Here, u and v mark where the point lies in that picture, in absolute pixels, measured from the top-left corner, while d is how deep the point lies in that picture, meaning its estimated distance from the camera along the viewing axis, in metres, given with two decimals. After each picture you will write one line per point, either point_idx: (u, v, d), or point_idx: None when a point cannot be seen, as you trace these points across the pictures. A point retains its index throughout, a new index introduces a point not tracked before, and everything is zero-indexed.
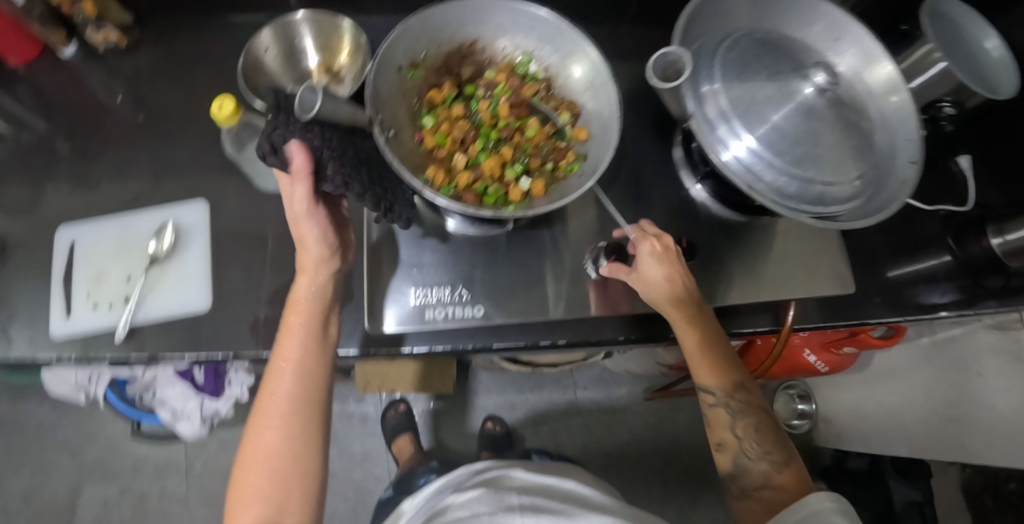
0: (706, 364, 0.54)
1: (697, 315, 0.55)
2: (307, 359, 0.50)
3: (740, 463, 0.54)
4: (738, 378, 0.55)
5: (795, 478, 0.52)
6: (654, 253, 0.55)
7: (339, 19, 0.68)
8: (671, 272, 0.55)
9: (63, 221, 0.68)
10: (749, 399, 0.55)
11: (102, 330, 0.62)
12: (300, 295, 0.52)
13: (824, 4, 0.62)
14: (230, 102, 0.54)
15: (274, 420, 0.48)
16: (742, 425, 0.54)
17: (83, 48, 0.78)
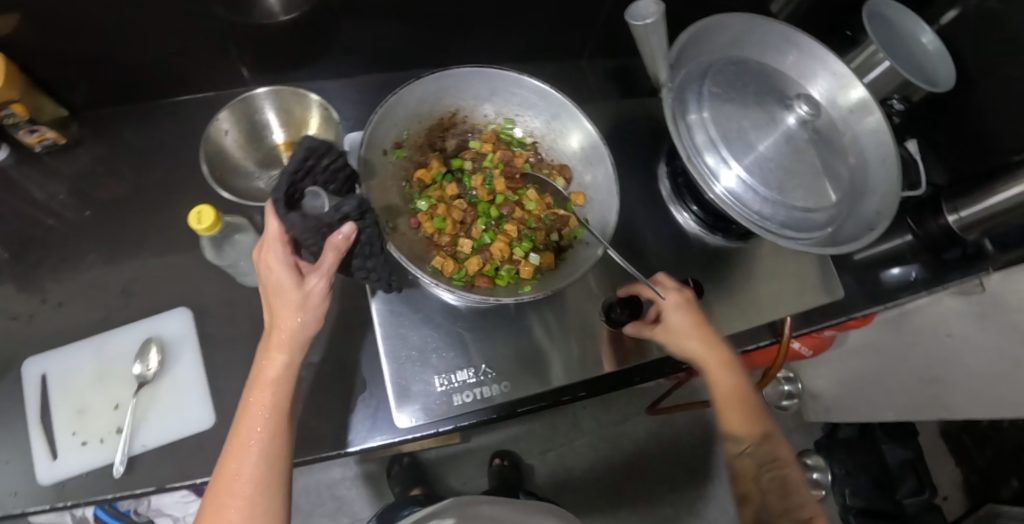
0: (739, 413, 0.57)
1: (726, 358, 0.57)
2: (276, 439, 0.45)
3: (762, 517, 0.55)
4: (760, 427, 0.58)
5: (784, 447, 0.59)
6: (688, 305, 0.57)
7: (306, 95, 0.63)
8: (704, 325, 0.57)
9: (27, 352, 0.62)
10: (772, 449, 0.58)
11: (97, 468, 0.56)
12: (268, 373, 0.46)
13: (799, 34, 0.65)
14: (210, 212, 0.48)
15: (235, 500, 0.42)
16: (772, 481, 0.57)
17: (14, 151, 0.70)
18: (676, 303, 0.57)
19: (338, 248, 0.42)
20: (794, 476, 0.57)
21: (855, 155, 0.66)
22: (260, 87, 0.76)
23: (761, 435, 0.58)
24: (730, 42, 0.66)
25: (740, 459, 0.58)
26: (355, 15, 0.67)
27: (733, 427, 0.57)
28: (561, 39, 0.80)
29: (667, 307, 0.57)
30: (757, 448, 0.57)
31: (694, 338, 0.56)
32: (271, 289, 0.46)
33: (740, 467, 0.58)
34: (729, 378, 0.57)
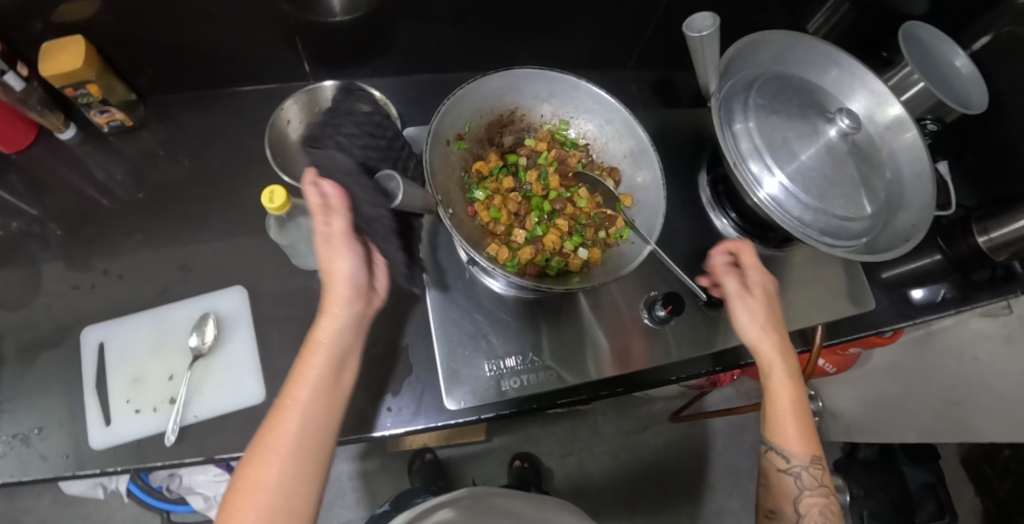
0: (794, 419, 0.56)
1: (795, 367, 0.57)
2: (320, 402, 0.45)
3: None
4: (814, 445, 0.56)
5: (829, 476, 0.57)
6: (762, 300, 0.58)
7: (370, 91, 0.66)
8: (776, 326, 0.58)
9: (87, 322, 0.65)
10: (823, 474, 0.56)
11: (149, 435, 0.59)
12: (320, 337, 0.46)
13: (842, 53, 0.68)
14: (281, 192, 0.50)
15: (273, 459, 0.42)
16: (813, 509, 0.55)
17: (81, 131, 0.73)
18: (750, 288, 0.59)
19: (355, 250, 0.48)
20: (832, 508, 0.55)
21: (892, 168, 0.68)
22: (316, 82, 0.80)
23: (812, 457, 0.56)
24: (775, 57, 0.69)
25: (785, 476, 0.56)
26: (412, 16, 0.70)
27: (780, 439, 0.56)
28: (604, 48, 0.83)
29: (731, 286, 0.59)
30: (806, 468, 0.55)
31: (767, 336, 0.57)
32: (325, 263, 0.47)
33: (782, 484, 0.56)
34: (791, 386, 0.56)
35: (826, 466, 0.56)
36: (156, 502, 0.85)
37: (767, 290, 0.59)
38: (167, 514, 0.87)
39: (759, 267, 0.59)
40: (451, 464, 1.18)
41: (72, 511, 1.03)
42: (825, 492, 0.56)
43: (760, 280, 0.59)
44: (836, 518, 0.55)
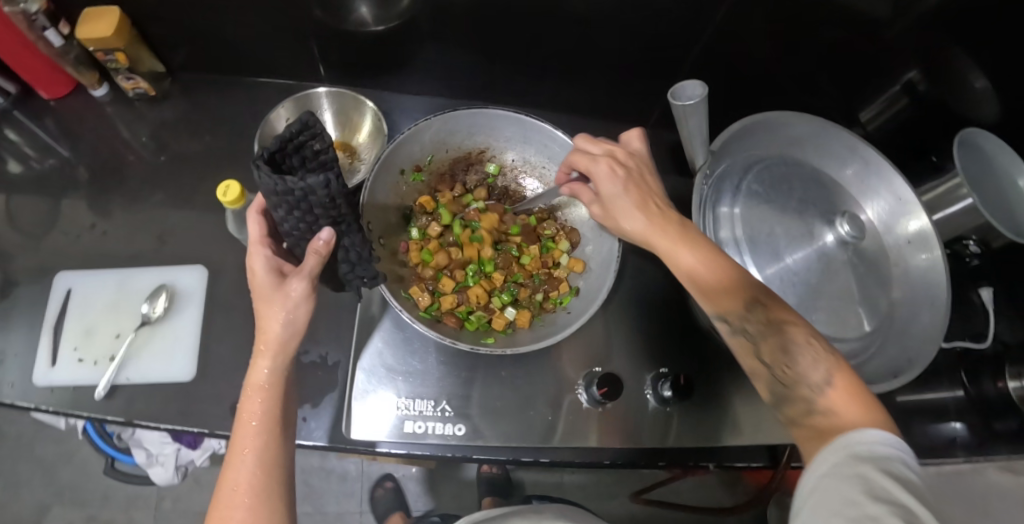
0: (704, 285, 0.46)
1: (682, 230, 0.48)
2: (269, 442, 0.45)
3: (779, 394, 0.43)
4: (750, 293, 0.45)
5: (783, 309, 0.44)
6: (615, 174, 0.49)
7: (363, 102, 0.67)
8: (623, 167, 0.50)
9: (68, 267, 0.69)
10: (769, 315, 0.44)
11: (82, 386, 0.61)
12: (256, 379, 0.47)
13: (865, 148, 0.60)
14: (236, 188, 0.51)
15: (237, 510, 0.41)
16: (776, 352, 0.43)
17: (114, 91, 0.79)
18: (605, 170, 0.50)
19: (317, 251, 0.45)
20: (804, 339, 0.42)
21: (902, 288, 0.59)
22: (334, 86, 0.81)
23: (748, 306, 0.44)
24: (792, 141, 0.63)
25: (733, 338, 0.46)
26: (430, 38, 0.71)
27: (711, 302, 0.46)
28: (626, 101, 0.81)
29: (592, 171, 0.50)
30: (750, 319, 0.44)
31: (632, 214, 0.49)
32: (256, 292, 0.48)
33: (737, 345, 0.46)
34: (698, 260, 0.46)
35: (777, 302, 0.44)
36: (105, 446, 0.88)
37: (620, 157, 0.51)
38: (112, 461, 0.90)
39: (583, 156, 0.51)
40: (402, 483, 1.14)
41: (46, 433, 1.09)
42: (784, 326, 0.43)
43: (595, 155, 0.51)
44: (810, 348, 0.42)
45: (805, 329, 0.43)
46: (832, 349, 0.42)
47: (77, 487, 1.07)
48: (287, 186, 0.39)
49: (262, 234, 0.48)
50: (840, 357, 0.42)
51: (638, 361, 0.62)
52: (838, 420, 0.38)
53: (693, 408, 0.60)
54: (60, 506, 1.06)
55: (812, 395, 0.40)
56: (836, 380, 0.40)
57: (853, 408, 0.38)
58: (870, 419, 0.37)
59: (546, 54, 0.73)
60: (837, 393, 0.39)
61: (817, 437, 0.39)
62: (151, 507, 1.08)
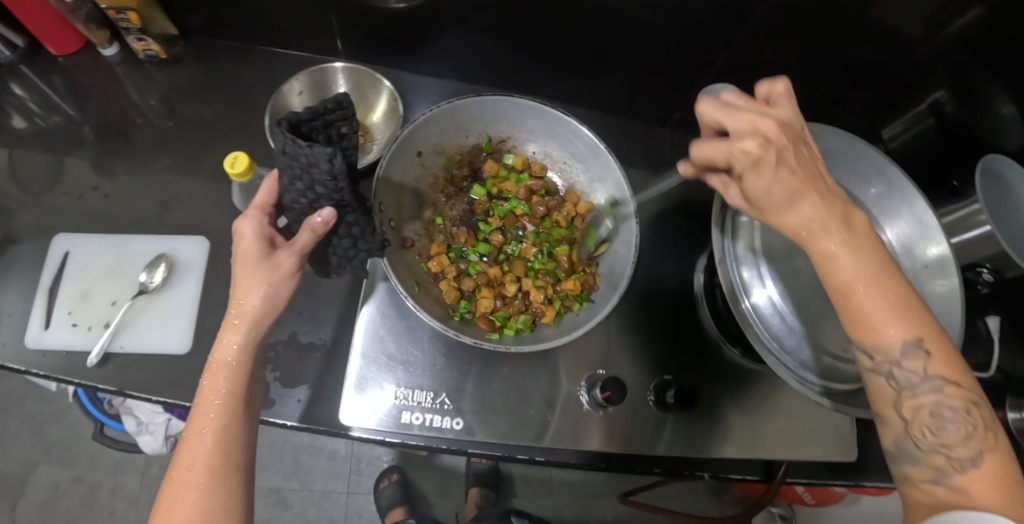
0: (880, 315, 0.40)
1: (828, 195, 0.40)
2: (231, 423, 0.43)
3: (906, 450, 0.41)
4: (928, 338, 0.40)
5: (947, 358, 0.40)
6: (772, 154, 0.37)
7: (381, 81, 0.65)
8: (782, 149, 0.37)
9: (67, 228, 0.68)
10: (962, 399, 0.40)
11: (74, 351, 0.60)
12: (222, 355, 0.44)
13: (890, 167, 0.58)
14: (243, 159, 0.50)
15: (189, 492, 0.39)
16: (922, 411, 0.41)
17: (125, 51, 0.76)
18: (759, 155, 0.37)
19: (313, 229, 0.44)
20: (962, 405, 0.40)
21: None
22: (351, 62, 0.79)
23: (901, 354, 0.40)
24: (817, 154, 0.61)
25: (876, 377, 0.42)
26: (453, 20, 0.68)
27: (861, 331, 0.41)
28: (648, 98, 0.79)
29: (751, 179, 0.38)
30: (904, 363, 0.40)
31: (793, 210, 0.39)
32: (237, 258, 0.44)
33: (874, 386, 0.43)
34: (852, 251, 0.40)
35: (947, 351, 0.40)
36: (96, 412, 0.87)
37: (778, 125, 0.38)
38: (103, 427, 0.89)
39: (717, 145, 0.39)
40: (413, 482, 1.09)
41: (39, 392, 1.08)
42: (944, 385, 0.40)
43: (738, 136, 0.38)
44: (967, 418, 0.39)
45: (969, 394, 0.40)
46: (989, 416, 0.40)
47: (67, 447, 1.07)
48: (295, 151, 0.40)
49: (266, 200, 0.45)
50: (995, 429, 0.40)
51: (642, 367, 0.61)
52: (964, 502, 0.37)
53: (690, 417, 0.59)
54: (48, 465, 1.06)
55: (949, 469, 0.39)
56: (985, 460, 0.38)
57: (991, 491, 0.37)
58: (1008, 508, 0.36)
59: (570, 46, 0.70)
60: (979, 477, 0.38)
61: (931, 506, 0.39)
62: (139, 473, 1.07)
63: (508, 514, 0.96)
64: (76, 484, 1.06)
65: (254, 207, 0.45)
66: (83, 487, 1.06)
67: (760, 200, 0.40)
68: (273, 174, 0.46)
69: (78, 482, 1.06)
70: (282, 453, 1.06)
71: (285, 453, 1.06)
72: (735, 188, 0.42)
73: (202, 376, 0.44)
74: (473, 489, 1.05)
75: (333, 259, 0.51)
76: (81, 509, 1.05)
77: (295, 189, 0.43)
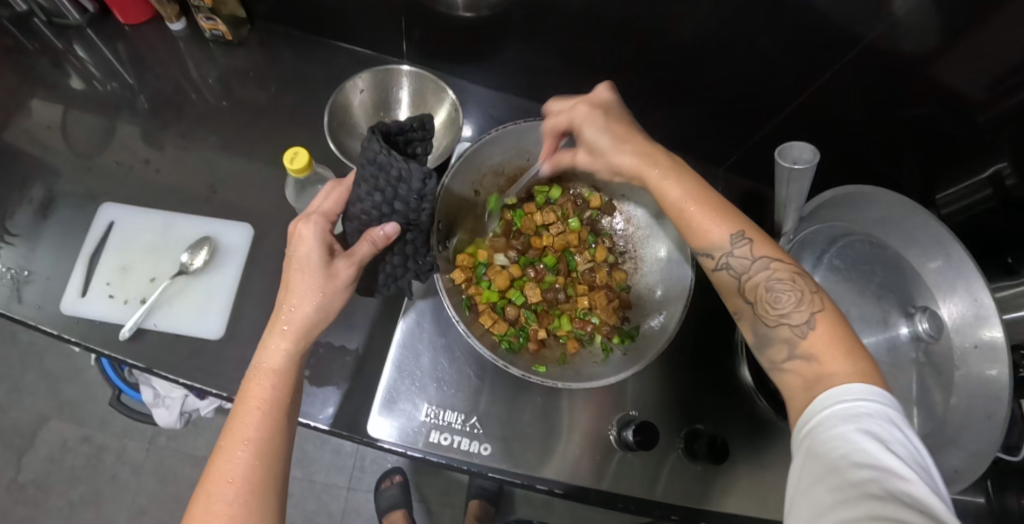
0: (707, 212, 0.44)
1: (670, 160, 0.46)
2: (271, 436, 0.41)
3: (762, 334, 0.42)
4: (745, 225, 0.43)
5: (766, 241, 0.42)
6: (596, 115, 0.48)
7: (443, 90, 0.65)
8: (607, 111, 0.48)
9: (114, 198, 0.68)
10: (801, 277, 0.41)
11: (107, 323, 0.60)
12: (271, 362, 0.43)
13: (954, 245, 0.52)
14: (303, 156, 0.50)
15: (225, 505, 0.38)
16: (761, 290, 0.42)
17: (190, 27, 0.77)
18: (590, 117, 0.48)
19: (374, 241, 0.44)
20: (788, 277, 0.42)
21: (962, 397, 0.54)
22: (410, 63, 0.79)
23: (730, 239, 0.43)
24: (881, 220, 0.59)
25: (719, 273, 0.44)
26: (520, 36, 0.67)
27: (694, 239, 0.45)
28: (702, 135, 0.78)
29: (586, 133, 0.48)
30: (734, 252, 0.43)
31: (619, 149, 0.47)
32: (293, 262, 0.43)
33: (723, 283, 0.45)
34: (676, 179, 0.45)
35: (764, 235, 0.43)
36: (115, 378, 0.88)
37: (599, 102, 0.49)
38: (119, 393, 0.90)
39: (561, 109, 0.50)
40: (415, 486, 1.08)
41: (60, 347, 1.10)
42: (770, 262, 0.42)
43: (572, 105, 0.49)
44: (796, 287, 0.41)
45: (793, 266, 0.42)
46: (818, 286, 0.41)
47: (79, 405, 1.08)
48: (386, 163, 0.40)
49: (331, 209, 0.45)
50: (825, 296, 0.41)
51: (672, 413, 0.60)
52: (820, 370, 0.37)
53: (713, 469, 0.58)
54: (58, 421, 1.07)
55: (794, 336, 0.40)
56: (820, 322, 0.39)
57: (833, 351, 0.37)
58: (853, 369, 0.36)
59: (633, 74, 0.69)
60: (818, 333, 0.39)
61: (800, 386, 0.38)
62: (146, 439, 1.08)
63: None
64: (83, 443, 1.07)
65: (316, 210, 0.45)
66: (89, 447, 1.07)
67: (597, 148, 0.49)
68: (344, 183, 0.46)
69: (84, 442, 1.07)
70: None
71: None
72: (581, 154, 0.51)
73: (242, 383, 0.43)
74: (473, 501, 1.05)
75: (376, 279, 0.51)
76: (86, 468, 1.06)
77: (378, 201, 0.42)
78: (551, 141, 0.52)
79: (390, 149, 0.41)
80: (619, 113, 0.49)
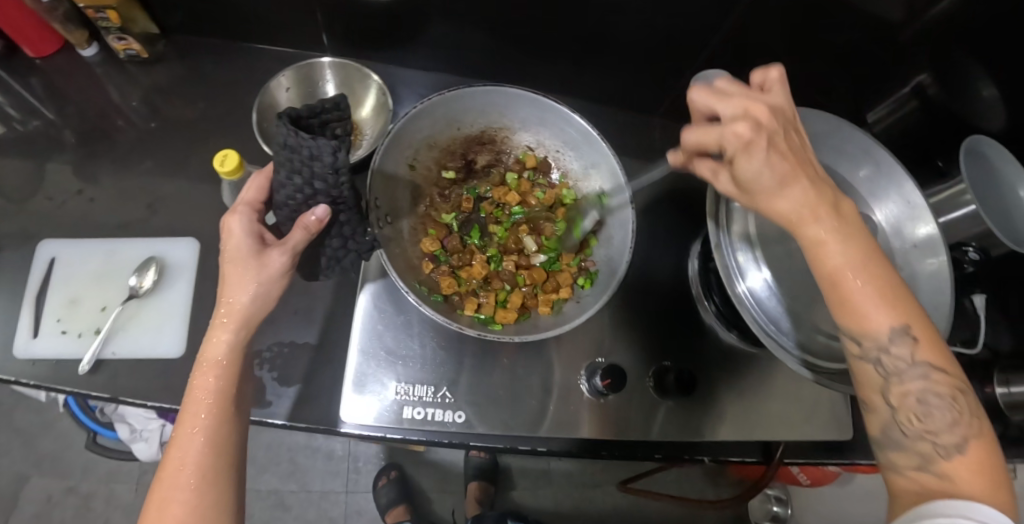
0: (873, 296, 0.40)
1: (834, 229, 0.39)
2: (222, 423, 0.42)
3: (892, 437, 0.41)
4: (914, 325, 0.40)
5: (935, 348, 0.40)
6: (760, 143, 0.37)
7: (369, 76, 0.65)
8: (771, 137, 0.37)
9: (52, 235, 0.66)
10: (962, 398, 0.40)
11: (63, 360, 0.59)
12: (213, 354, 0.43)
13: (879, 150, 0.59)
14: (232, 156, 0.49)
15: (179, 493, 0.39)
16: (909, 399, 0.40)
17: (103, 51, 0.74)
18: (750, 142, 0.37)
19: (306, 226, 0.43)
20: (949, 393, 0.39)
21: (906, 294, 0.57)
22: (336, 57, 0.78)
23: (892, 336, 0.40)
24: (807, 138, 0.61)
25: (864, 364, 0.41)
26: (438, 12, 0.67)
27: (847, 316, 0.41)
28: (635, 88, 0.79)
29: (739, 161, 0.37)
30: (892, 349, 0.40)
31: (780, 196, 0.38)
32: (227, 256, 0.43)
33: (861, 374, 0.42)
34: (841, 238, 0.39)
35: (929, 335, 0.40)
36: (88, 420, 0.86)
37: (757, 110, 0.37)
38: (95, 436, 0.88)
39: (705, 129, 0.38)
40: (412, 479, 1.09)
41: (28, 403, 1.06)
42: (930, 372, 0.40)
43: (725, 122, 0.37)
44: (953, 407, 0.39)
45: (956, 381, 0.40)
46: (977, 409, 0.39)
47: (58, 458, 1.05)
48: (297, 144, 0.41)
49: (256, 197, 0.45)
50: (983, 420, 0.39)
51: (639, 355, 0.61)
52: (954, 491, 0.37)
53: (684, 401, 0.59)
54: (39, 477, 1.04)
55: (934, 454, 0.39)
56: (968, 451, 0.38)
57: (980, 482, 0.36)
58: (993, 496, 0.36)
59: (557, 35, 0.70)
60: (961, 464, 0.37)
61: (915, 492, 0.39)
62: (134, 479, 1.06)
63: (503, 517, 0.97)
64: (69, 495, 1.04)
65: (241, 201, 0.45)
66: (76, 498, 1.04)
67: (745, 184, 0.39)
68: (265, 170, 0.46)
69: (70, 493, 1.04)
70: (278, 455, 1.05)
71: (280, 454, 1.06)
72: (721, 177, 0.41)
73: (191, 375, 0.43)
74: (472, 483, 1.06)
75: (320, 264, 0.51)
76: (76, 519, 1.03)
77: (297, 185, 0.42)
78: (688, 151, 0.42)
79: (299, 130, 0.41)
80: (787, 134, 0.39)
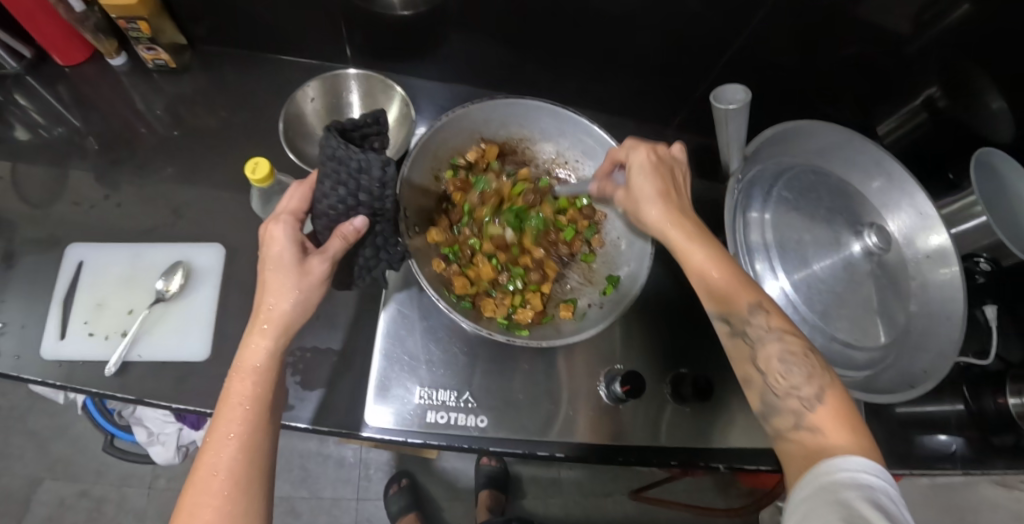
0: (728, 281, 0.45)
1: (696, 230, 0.48)
2: (254, 429, 0.42)
3: (770, 403, 0.43)
4: (766, 298, 0.45)
5: (785, 318, 0.44)
6: (649, 160, 0.50)
7: (393, 87, 0.66)
8: (661, 159, 0.51)
9: (78, 239, 0.67)
10: (818, 360, 0.42)
11: (89, 361, 0.60)
12: (250, 360, 0.44)
13: (889, 162, 0.59)
14: (263, 164, 0.50)
15: (210, 498, 0.39)
16: (772, 362, 0.43)
17: (131, 61, 0.77)
18: (643, 161, 0.50)
19: (345, 236, 0.45)
20: (800, 353, 0.42)
21: (920, 302, 0.58)
22: (357, 68, 0.80)
23: (750, 308, 0.44)
24: (820, 150, 0.63)
25: (734, 340, 0.45)
26: (459, 26, 0.69)
27: (714, 300, 0.46)
28: (649, 101, 0.81)
29: (634, 171, 0.51)
30: (753, 320, 0.44)
31: (653, 200, 0.49)
32: (267, 263, 0.44)
33: (733, 347, 0.46)
34: (696, 241, 0.47)
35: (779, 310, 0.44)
36: (105, 423, 0.87)
37: (662, 154, 0.51)
38: (111, 439, 0.88)
39: (623, 149, 0.53)
40: (422, 486, 1.09)
41: (43, 406, 1.07)
42: (785, 336, 0.43)
43: (631, 143, 0.52)
44: (809, 365, 0.42)
45: (807, 344, 0.43)
46: (828, 367, 0.42)
47: (70, 461, 1.06)
48: (347, 156, 0.42)
49: (298, 207, 0.46)
50: (836, 378, 0.42)
51: (657, 363, 0.62)
52: (824, 443, 0.38)
53: (701, 408, 0.60)
54: (52, 480, 1.05)
55: (801, 410, 0.41)
56: (828, 399, 0.40)
57: (837, 426, 0.38)
58: (855, 444, 0.37)
59: (574, 49, 0.72)
60: (823, 413, 0.39)
61: (802, 455, 0.39)
62: (146, 483, 1.06)
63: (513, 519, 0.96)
64: (80, 498, 1.05)
65: (283, 211, 0.46)
66: (87, 502, 1.04)
67: (638, 193, 0.50)
68: (307, 182, 0.47)
69: (82, 497, 1.05)
70: (289, 461, 1.06)
71: (292, 460, 1.06)
72: (620, 190, 0.53)
73: (226, 380, 0.44)
74: (483, 492, 1.05)
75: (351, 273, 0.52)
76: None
77: (343, 195, 0.44)
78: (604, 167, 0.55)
79: (348, 143, 0.43)
80: (671, 171, 0.51)
